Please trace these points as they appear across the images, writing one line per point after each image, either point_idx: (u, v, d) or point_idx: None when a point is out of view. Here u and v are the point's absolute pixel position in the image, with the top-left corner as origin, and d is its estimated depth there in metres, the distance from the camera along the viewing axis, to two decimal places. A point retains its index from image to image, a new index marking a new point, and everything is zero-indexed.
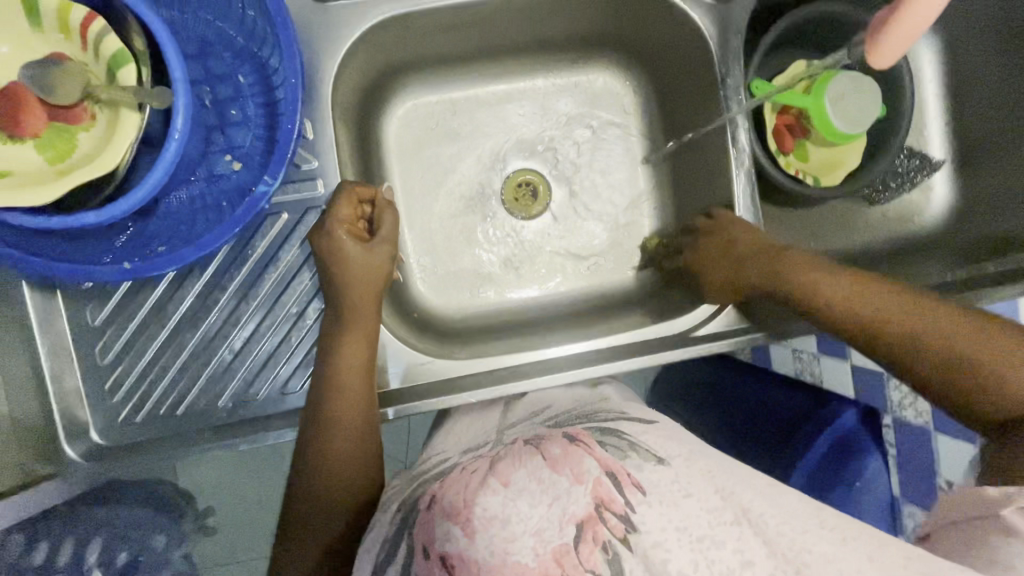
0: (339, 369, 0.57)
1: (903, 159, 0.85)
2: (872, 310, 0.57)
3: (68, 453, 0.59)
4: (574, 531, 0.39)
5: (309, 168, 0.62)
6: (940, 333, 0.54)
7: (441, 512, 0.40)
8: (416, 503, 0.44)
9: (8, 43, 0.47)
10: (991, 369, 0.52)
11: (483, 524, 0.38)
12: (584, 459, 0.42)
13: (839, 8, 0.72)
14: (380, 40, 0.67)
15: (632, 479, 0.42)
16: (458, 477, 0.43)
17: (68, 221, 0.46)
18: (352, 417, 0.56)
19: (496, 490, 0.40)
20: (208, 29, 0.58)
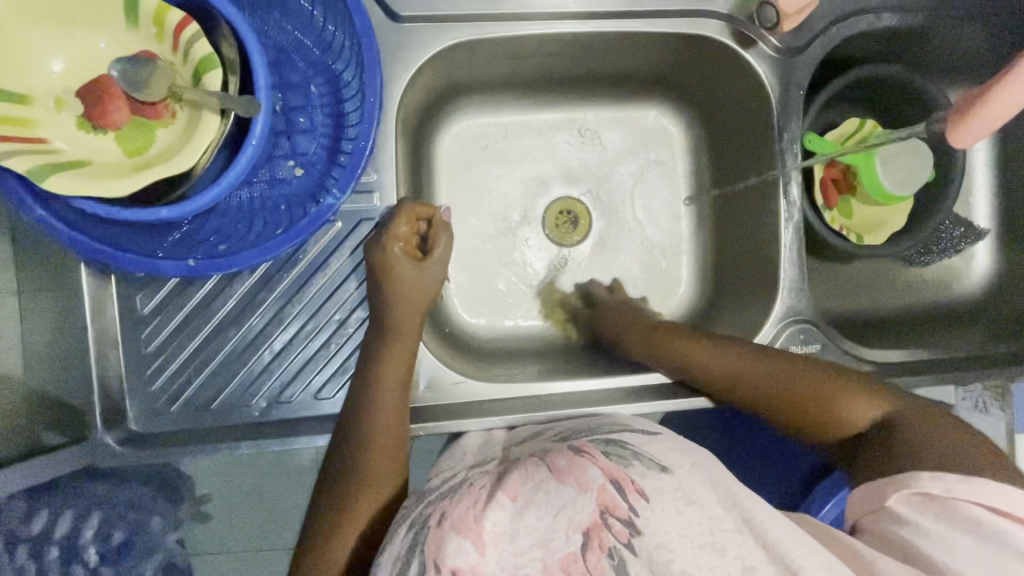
0: (379, 385, 0.58)
1: (948, 225, 0.84)
2: (754, 368, 0.61)
3: (102, 437, 0.60)
4: (581, 539, 0.39)
5: (368, 180, 0.63)
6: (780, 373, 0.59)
7: (452, 526, 0.41)
8: (425, 520, 0.43)
9: (105, 38, 0.49)
10: (832, 402, 0.56)
11: (492, 539, 0.40)
12: (589, 468, 0.43)
13: (904, 72, 0.72)
14: (446, 61, 0.68)
15: (637, 485, 0.42)
16: (468, 493, 0.44)
17: (141, 214, 0.47)
18: (387, 433, 0.56)
19: (504, 505, 0.41)
20: (286, 38, 0.59)
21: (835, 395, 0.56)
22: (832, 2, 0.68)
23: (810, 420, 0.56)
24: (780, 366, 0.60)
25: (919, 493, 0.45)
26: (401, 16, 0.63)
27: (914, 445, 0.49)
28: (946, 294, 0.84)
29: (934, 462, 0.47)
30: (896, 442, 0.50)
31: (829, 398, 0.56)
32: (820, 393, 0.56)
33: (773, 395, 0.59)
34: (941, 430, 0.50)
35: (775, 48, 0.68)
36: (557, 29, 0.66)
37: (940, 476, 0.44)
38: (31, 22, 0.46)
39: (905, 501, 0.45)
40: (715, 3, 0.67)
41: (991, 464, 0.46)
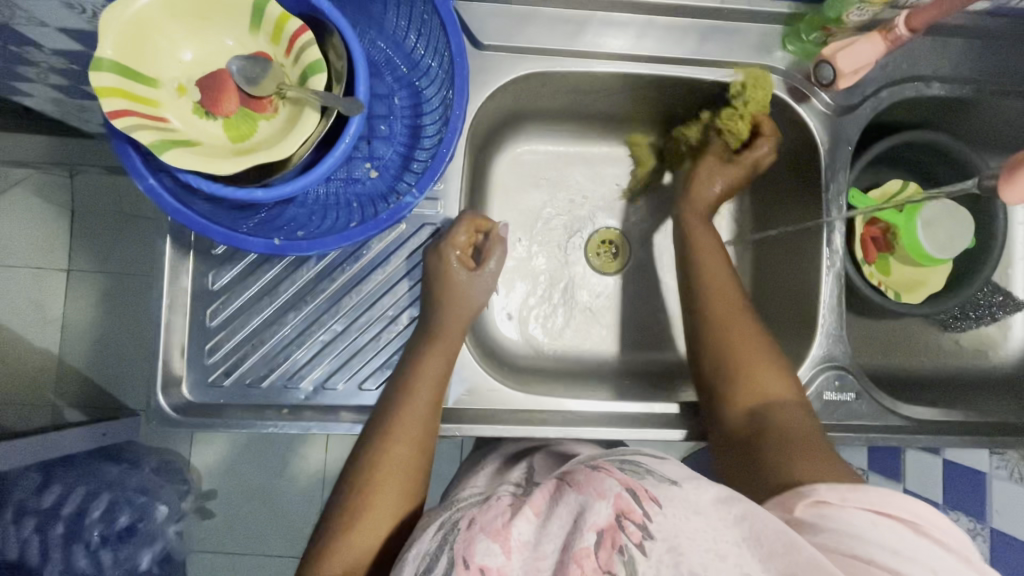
0: (410, 386, 0.59)
1: (987, 292, 0.85)
2: (716, 313, 0.67)
3: (159, 402, 0.63)
4: (595, 537, 0.39)
5: (434, 190, 0.68)
6: (724, 311, 0.66)
7: (482, 529, 0.42)
8: (454, 523, 0.45)
9: (232, 37, 0.55)
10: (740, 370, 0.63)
11: (518, 546, 0.40)
12: (605, 479, 0.42)
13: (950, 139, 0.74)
14: (517, 89, 0.73)
15: (650, 493, 0.41)
16: (494, 504, 0.45)
17: (239, 194, 0.52)
18: (419, 426, 0.57)
19: (530, 517, 0.42)
20: (379, 54, 0.65)
21: (752, 365, 0.63)
22: (883, 69, 0.72)
23: (718, 377, 0.64)
24: (745, 333, 0.64)
25: (815, 500, 0.47)
26: (483, 43, 0.68)
27: (787, 442, 0.56)
28: (982, 361, 0.85)
29: (790, 465, 0.53)
30: (767, 432, 0.58)
31: (747, 363, 0.63)
32: (740, 356, 0.63)
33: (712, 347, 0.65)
34: (810, 438, 0.56)
35: (828, 104, 0.72)
36: (621, 69, 0.71)
37: (845, 488, 0.47)
38: (172, 18, 0.52)
39: (812, 511, 0.47)
40: (772, 60, 0.71)
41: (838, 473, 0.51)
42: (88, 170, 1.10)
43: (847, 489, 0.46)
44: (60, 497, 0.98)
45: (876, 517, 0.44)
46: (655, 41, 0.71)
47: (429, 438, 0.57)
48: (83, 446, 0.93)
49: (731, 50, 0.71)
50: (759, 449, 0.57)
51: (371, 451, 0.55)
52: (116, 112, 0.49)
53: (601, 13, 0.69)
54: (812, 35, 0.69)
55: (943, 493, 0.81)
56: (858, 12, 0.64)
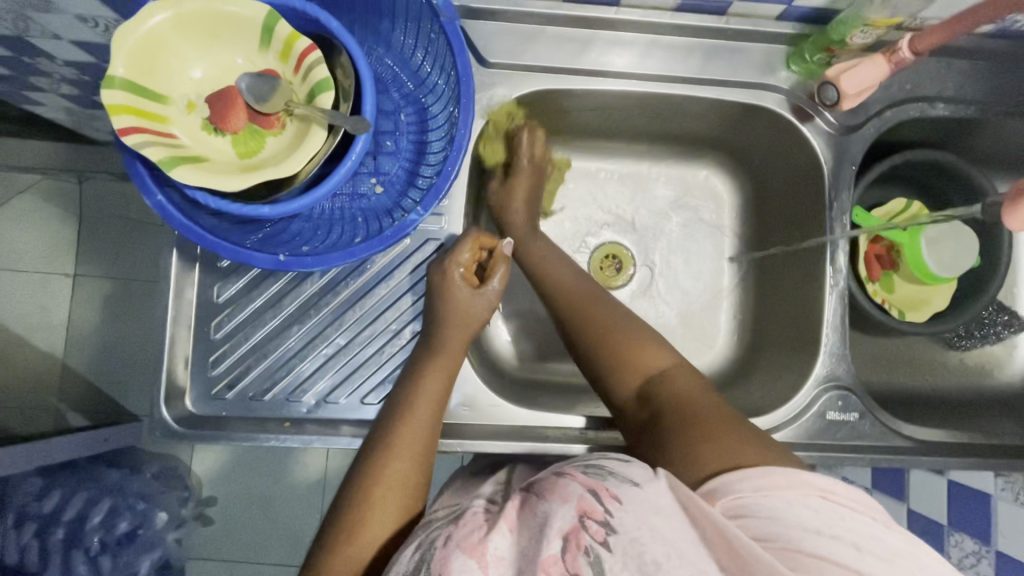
0: (414, 400, 0.59)
1: (992, 311, 0.87)
2: (590, 308, 0.65)
3: (162, 414, 0.63)
4: (561, 542, 0.38)
5: (439, 205, 0.68)
6: (584, 312, 0.65)
7: (459, 546, 0.40)
8: (431, 542, 0.42)
9: (242, 55, 0.56)
10: (620, 360, 0.61)
11: (495, 561, 0.39)
12: (568, 484, 0.43)
13: (953, 159, 0.74)
14: (522, 105, 0.74)
15: (611, 492, 0.42)
16: (471, 519, 0.44)
17: (246, 209, 0.52)
18: (420, 441, 0.57)
19: (505, 531, 0.41)
20: (386, 72, 0.66)
21: (631, 348, 0.61)
22: (887, 89, 0.72)
23: (602, 374, 0.62)
24: (621, 323, 0.63)
25: (735, 499, 0.44)
26: (489, 61, 0.69)
27: (683, 420, 0.53)
28: (988, 379, 0.86)
29: (690, 449, 0.50)
30: (663, 417, 0.55)
31: (627, 349, 0.61)
32: (619, 344, 0.61)
33: (589, 342, 0.63)
34: (705, 407, 0.55)
35: (831, 124, 0.72)
36: (625, 87, 0.71)
37: (756, 477, 0.45)
38: (183, 36, 0.53)
39: (734, 505, 0.44)
40: (776, 79, 0.72)
41: (736, 441, 0.50)
42: (98, 178, 1.11)
43: (759, 478, 0.44)
44: (59, 503, 0.98)
45: (808, 501, 0.42)
46: (659, 60, 0.71)
47: (429, 454, 0.57)
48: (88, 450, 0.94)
49: (735, 69, 0.71)
50: (658, 435, 0.54)
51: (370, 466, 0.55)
52: (125, 129, 0.50)
53: (607, 32, 0.70)
54: (816, 56, 0.68)
55: (947, 515, 0.81)
56: (861, 34, 0.65)
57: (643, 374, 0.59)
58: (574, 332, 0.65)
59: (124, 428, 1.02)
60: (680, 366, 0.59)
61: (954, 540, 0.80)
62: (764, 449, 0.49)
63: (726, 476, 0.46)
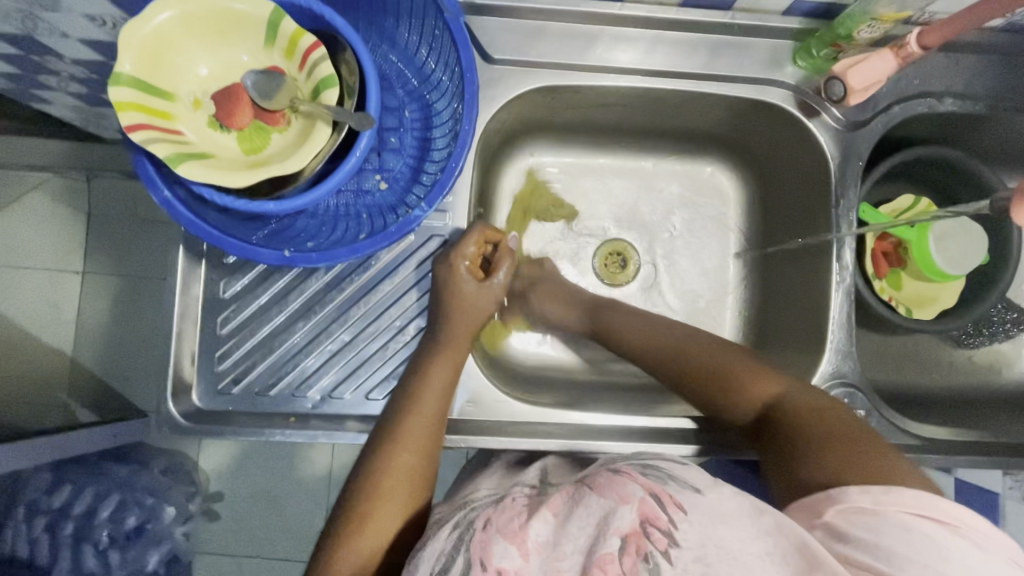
0: (417, 399, 0.59)
1: (1001, 309, 0.86)
2: (686, 341, 0.69)
3: (170, 410, 0.63)
4: (619, 544, 0.39)
5: (443, 202, 0.68)
6: (686, 349, 0.68)
7: (499, 532, 0.43)
8: (470, 523, 0.45)
9: (247, 52, 0.56)
10: (739, 387, 0.63)
11: (535, 547, 0.41)
12: (628, 483, 0.43)
13: (961, 156, 0.74)
14: (528, 101, 0.74)
15: (674, 499, 0.42)
16: (511, 506, 0.46)
17: (251, 206, 0.53)
18: (425, 435, 0.57)
19: (547, 519, 0.43)
20: (390, 68, 0.66)
21: (747, 374, 0.63)
22: (896, 83, 0.71)
23: (721, 400, 0.64)
24: (721, 352, 0.66)
25: (853, 507, 0.46)
26: (493, 57, 0.69)
27: (807, 441, 0.54)
28: (996, 377, 0.87)
29: (816, 466, 0.51)
30: (785, 434, 0.56)
31: (741, 377, 0.63)
32: (733, 372, 0.64)
33: (693, 372, 0.66)
34: (839, 423, 0.55)
35: (838, 120, 0.71)
36: (632, 82, 0.71)
37: (880, 492, 0.45)
38: (188, 34, 0.53)
39: (842, 518, 0.45)
40: (782, 75, 0.71)
41: (870, 455, 0.50)
42: (106, 175, 1.12)
43: (881, 492, 0.45)
44: (69, 497, 1.01)
45: (891, 514, 0.44)
46: (665, 56, 0.70)
47: (434, 453, 0.57)
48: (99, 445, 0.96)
49: (742, 64, 0.71)
50: (784, 457, 0.55)
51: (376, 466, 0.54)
52: (132, 126, 0.50)
53: (612, 27, 0.69)
54: (822, 51, 0.68)
55: None
56: (869, 29, 0.64)
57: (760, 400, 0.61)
58: (671, 363, 0.68)
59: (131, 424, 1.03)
60: (801, 386, 0.60)
61: None
62: (897, 460, 0.49)
63: (836, 488, 0.48)
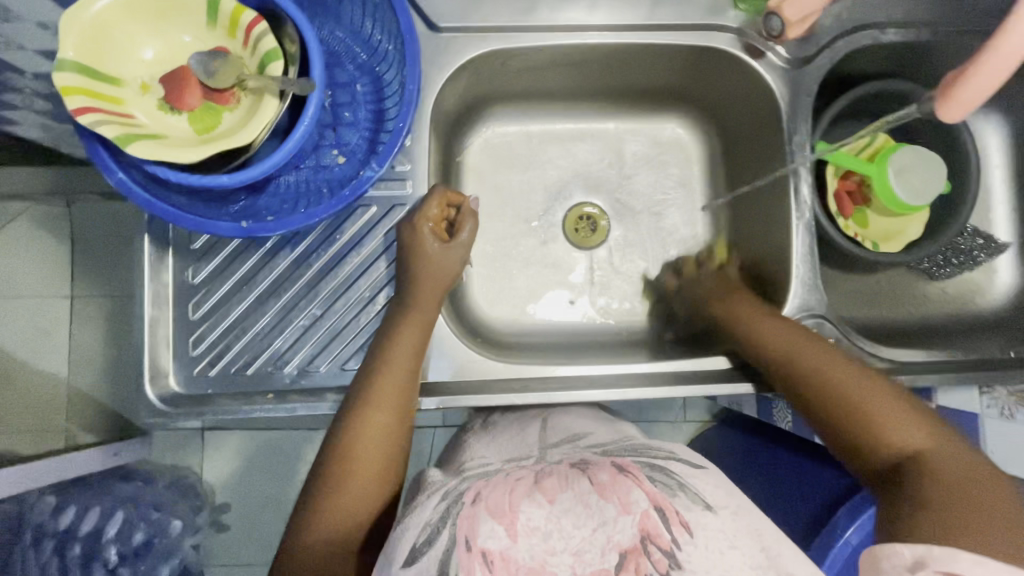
0: (388, 367, 0.60)
1: (967, 237, 0.88)
2: (817, 367, 0.62)
3: (148, 395, 0.64)
4: (618, 559, 0.43)
5: (402, 170, 0.69)
6: (818, 368, 0.62)
7: (486, 509, 0.45)
8: (459, 496, 0.48)
9: (189, 34, 0.57)
10: (867, 419, 0.57)
11: (525, 530, 0.43)
12: (632, 490, 0.46)
13: (906, 86, 0.75)
14: (479, 70, 0.75)
15: (682, 519, 0.45)
16: (502, 484, 0.49)
17: (206, 181, 0.54)
18: (393, 394, 0.58)
19: (541, 504, 0.45)
20: (338, 44, 0.67)
21: (881, 412, 0.57)
22: (838, 17, 0.72)
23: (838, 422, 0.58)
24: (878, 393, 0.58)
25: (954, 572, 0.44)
26: (440, 26, 0.70)
27: (936, 493, 0.49)
28: (970, 306, 0.87)
29: (936, 524, 0.47)
30: (912, 479, 0.52)
31: (872, 410, 0.57)
32: (864, 402, 0.58)
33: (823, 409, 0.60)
34: (974, 488, 0.50)
35: (784, 59, 0.72)
36: (580, 40, 0.72)
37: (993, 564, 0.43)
38: (130, 18, 0.54)
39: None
40: (726, 19, 0.72)
41: (999, 529, 0.46)
42: (85, 198, 1.11)
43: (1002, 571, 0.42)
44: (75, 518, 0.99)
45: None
46: (609, 12, 0.71)
47: (406, 420, 0.59)
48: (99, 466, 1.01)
49: (684, 13, 0.72)
50: (909, 495, 0.50)
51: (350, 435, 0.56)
52: (79, 110, 0.51)
53: None
54: None
55: None
56: None
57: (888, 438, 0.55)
58: (802, 389, 0.62)
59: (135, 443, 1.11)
60: (938, 439, 0.54)
61: None
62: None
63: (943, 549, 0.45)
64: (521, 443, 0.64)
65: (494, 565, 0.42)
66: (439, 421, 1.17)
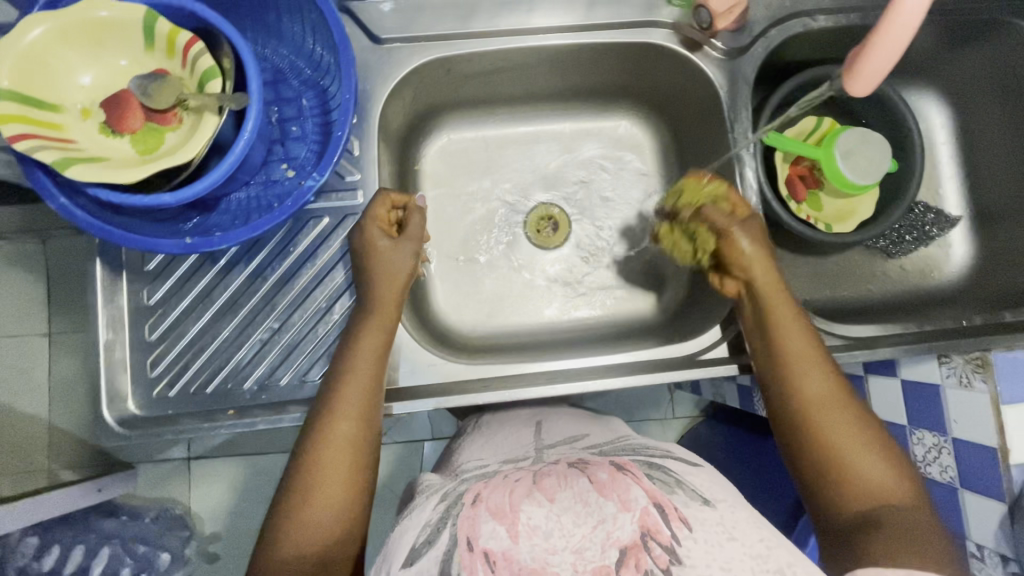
0: (351, 379, 0.59)
1: (919, 212, 0.90)
2: (815, 395, 0.59)
3: (106, 419, 0.64)
4: (618, 555, 0.43)
5: (352, 180, 0.70)
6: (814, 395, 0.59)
7: (487, 510, 0.46)
8: (460, 497, 0.49)
9: (127, 57, 0.57)
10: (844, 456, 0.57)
11: (527, 530, 0.44)
12: (630, 488, 0.47)
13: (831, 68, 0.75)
14: (425, 78, 0.76)
15: (680, 514, 0.45)
16: (504, 483, 0.50)
17: (147, 200, 0.54)
18: (357, 401, 0.58)
19: (542, 503, 0.46)
20: (282, 61, 0.68)
21: (856, 452, 0.57)
22: (769, 7, 0.74)
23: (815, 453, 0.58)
24: (872, 445, 0.57)
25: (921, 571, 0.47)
26: (382, 38, 0.71)
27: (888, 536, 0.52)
28: (929, 281, 0.89)
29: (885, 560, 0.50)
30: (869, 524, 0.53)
31: (846, 448, 0.57)
32: (842, 439, 0.57)
33: (808, 446, 0.58)
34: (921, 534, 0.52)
35: (721, 50, 0.74)
36: (523, 43, 0.74)
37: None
38: (67, 45, 0.55)
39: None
40: (660, 15, 0.74)
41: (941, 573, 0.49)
42: (56, 236, 1.11)
43: None
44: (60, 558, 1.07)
45: None
46: (547, 16, 0.73)
47: (372, 427, 0.59)
48: (85, 502, 0.99)
49: (620, 12, 0.74)
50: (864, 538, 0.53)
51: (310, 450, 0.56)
52: (16, 136, 0.51)
53: None
54: None
55: (907, 435, 0.79)
56: None
57: (864, 489, 0.55)
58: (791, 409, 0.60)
59: (122, 476, 1.08)
60: (899, 484, 0.56)
61: (917, 437, 0.78)
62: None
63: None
64: (516, 443, 0.65)
65: (496, 565, 0.43)
66: (426, 433, 1.16)
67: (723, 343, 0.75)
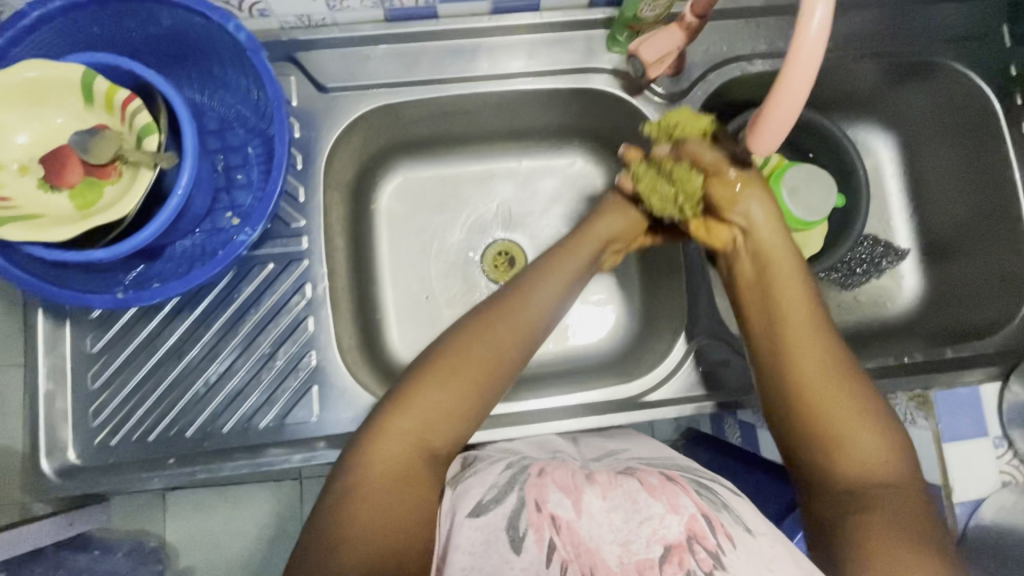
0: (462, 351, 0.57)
1: (868, 246, 0.91)
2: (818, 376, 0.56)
3: (46, 469, 0.64)
4: (663, 551, 0.45)
5: (297, 226, 0.71)
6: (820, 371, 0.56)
7: (555, 483, 0.50)
8: (526, 470, 0.53)
9: (63, 115, 0.59)
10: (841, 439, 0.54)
11: (587, 510, 0.48)
12: (681, 495, 0.49)
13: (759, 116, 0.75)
14: (373, 122, 0.78)
15: (727, 531, 0.47)
16: (566, 469, 0.54)
17: (81, 256, 0.55)
18: (468, 372, 0.55)
19: (599, 494, 0.49)
20: (229, 110, 0.69)
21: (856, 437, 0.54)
22: (705, 53, 0.77)
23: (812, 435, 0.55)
24: (870, 438, 0.53)
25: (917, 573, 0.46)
26: (328, 86, 0.73)
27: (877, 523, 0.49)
28: (882, 312, 0.90)
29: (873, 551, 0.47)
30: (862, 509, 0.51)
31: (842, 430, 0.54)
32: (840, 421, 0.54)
33: (792, 430, 0.56)
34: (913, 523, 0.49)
35: (660, 94, 0.76)
36: (468, 90, 0.75)
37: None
38: (5, 107, 0.56)
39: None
40: (600, 61, 0.76)
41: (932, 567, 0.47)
42: None
43: None
44: None
45: None
46: (491, 61, 0.75)
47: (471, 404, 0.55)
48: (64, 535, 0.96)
49: (560, 59, 0.76)
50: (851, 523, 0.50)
51: (412, 377, 0.56)
52: None
53: (436, 42, 0.74)
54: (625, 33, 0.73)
55: None
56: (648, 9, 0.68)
57: (849, 480, 0.53)
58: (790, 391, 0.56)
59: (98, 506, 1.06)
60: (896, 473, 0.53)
61: None
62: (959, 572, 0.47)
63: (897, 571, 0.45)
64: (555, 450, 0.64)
65: (560, 531, 0.46)
66: None
67: (664, 382, 0.76)
